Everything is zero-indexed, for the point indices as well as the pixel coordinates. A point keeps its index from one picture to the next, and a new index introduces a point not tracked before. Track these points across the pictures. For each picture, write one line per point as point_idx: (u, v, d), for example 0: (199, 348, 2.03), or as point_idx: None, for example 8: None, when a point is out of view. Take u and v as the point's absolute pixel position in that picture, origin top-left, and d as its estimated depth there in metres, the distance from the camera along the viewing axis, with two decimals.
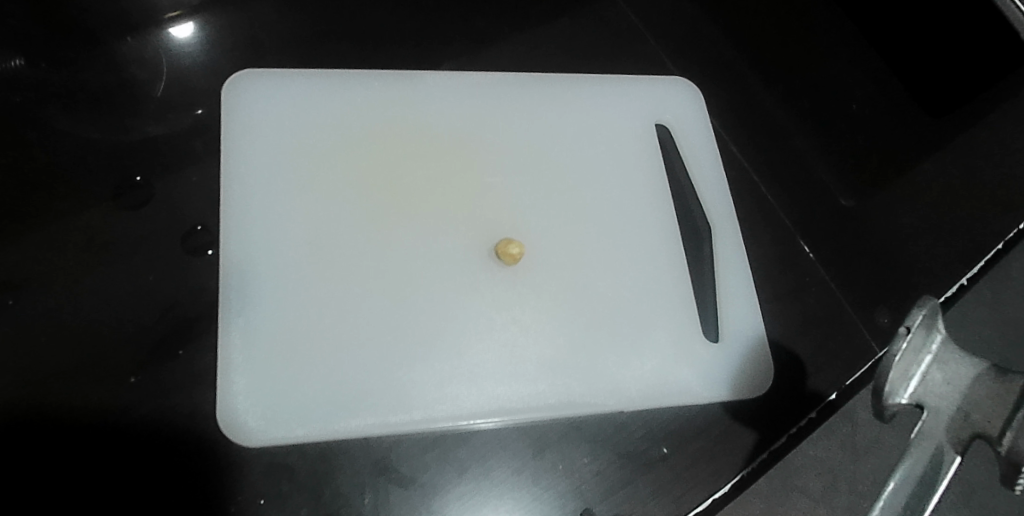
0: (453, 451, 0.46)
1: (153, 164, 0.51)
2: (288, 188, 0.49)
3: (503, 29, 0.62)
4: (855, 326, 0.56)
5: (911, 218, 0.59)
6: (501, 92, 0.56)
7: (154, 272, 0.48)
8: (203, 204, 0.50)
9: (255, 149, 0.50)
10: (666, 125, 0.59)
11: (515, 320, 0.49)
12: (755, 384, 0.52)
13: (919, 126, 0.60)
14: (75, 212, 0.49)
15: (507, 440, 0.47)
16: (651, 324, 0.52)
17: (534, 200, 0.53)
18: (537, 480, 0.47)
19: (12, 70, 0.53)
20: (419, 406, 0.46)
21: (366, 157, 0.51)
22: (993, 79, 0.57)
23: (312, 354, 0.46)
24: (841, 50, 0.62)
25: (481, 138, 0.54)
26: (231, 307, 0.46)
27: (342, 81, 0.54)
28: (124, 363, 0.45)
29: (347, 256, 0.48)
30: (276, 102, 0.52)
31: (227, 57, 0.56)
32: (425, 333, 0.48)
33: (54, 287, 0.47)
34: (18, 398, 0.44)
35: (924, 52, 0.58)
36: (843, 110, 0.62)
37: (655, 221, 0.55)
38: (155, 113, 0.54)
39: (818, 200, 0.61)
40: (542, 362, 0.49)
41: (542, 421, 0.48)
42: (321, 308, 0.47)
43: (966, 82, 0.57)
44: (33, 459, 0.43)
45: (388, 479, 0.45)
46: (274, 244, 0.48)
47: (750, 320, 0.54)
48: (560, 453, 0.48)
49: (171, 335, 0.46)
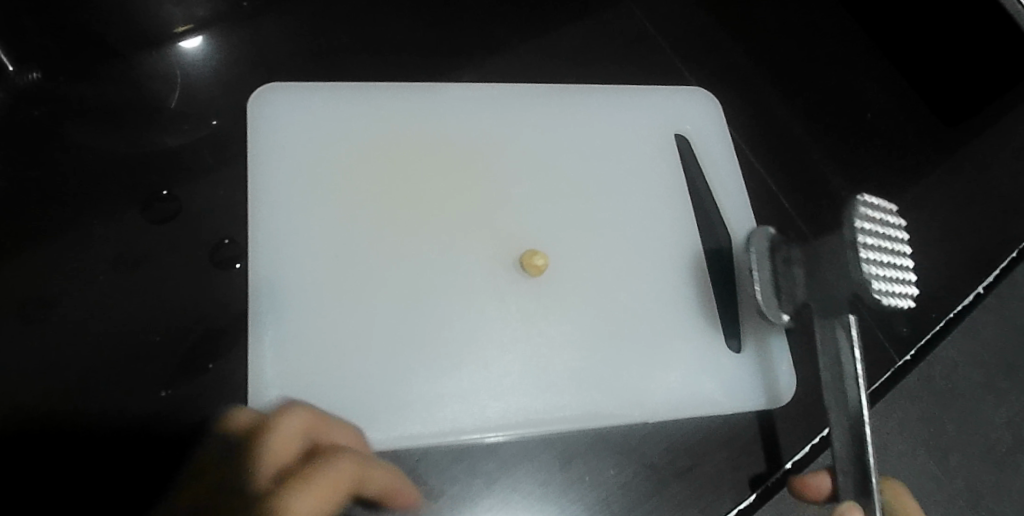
0: (481, 462, 0.46)
1: (176, 177, 0.52)
2: (314, 201, 0.50)
3: (520, 38, 0.62)
4: (875, 334, 0.57)
5: (929, 226, 0.60)
6: (522, 103, 0.56)
7: (181, 285, 0.48)
8: (228, 217, 0.50)
9: (280, 163, 0.50)
10: (684, 135, 0.59)
11: (540, 331, 0.50)
12: (780, 393, 0.52)
13: (934, 136, 0.62)
14: (101, 226, 0.49)
15: (533, 451, 0.47)
16: (676, 334, 0.52)
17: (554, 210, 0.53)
18: (564, 493, 0.46)
19: (31, 83, 0.54)
20: (445, 418, 0.46)
21: (389, 170, 0.52)
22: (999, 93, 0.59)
23: (342, 365, 0.46)
24: (857, 64, 0.64)
25: (503, 149, 0.54)
26: (261, 319, 0.46)
27: (364, 93, 0.54)
28: (151, 376, 0.45)
29: (373, 268, 0.49)
30: (300, 115, 0.52)
31: (246, 69, 0.56)
32: (449, 344, 0.48)
33: (81, 300, 0.47)
34: (50, 411, 0.44)
35: (931, 60, 0.61)
36: (859, 119, 0.64)
37: (676, 231, 0.55)
38: (174, 125, 0.54)
39: (834, 206, 0.61)
40: (567, 372, 0.49)
41: (565, 431, 0.48)
42: (347, 320, 0.47)
43: (971, 91, 0.60)
44: (60, 472, 0.42)
45: (416, 492, 0.44)
46: (302, 258, 0.48)
47: (773, 333, 0.54)
48: (587, 464, 0.47)
49: (198, 349, 0.46)
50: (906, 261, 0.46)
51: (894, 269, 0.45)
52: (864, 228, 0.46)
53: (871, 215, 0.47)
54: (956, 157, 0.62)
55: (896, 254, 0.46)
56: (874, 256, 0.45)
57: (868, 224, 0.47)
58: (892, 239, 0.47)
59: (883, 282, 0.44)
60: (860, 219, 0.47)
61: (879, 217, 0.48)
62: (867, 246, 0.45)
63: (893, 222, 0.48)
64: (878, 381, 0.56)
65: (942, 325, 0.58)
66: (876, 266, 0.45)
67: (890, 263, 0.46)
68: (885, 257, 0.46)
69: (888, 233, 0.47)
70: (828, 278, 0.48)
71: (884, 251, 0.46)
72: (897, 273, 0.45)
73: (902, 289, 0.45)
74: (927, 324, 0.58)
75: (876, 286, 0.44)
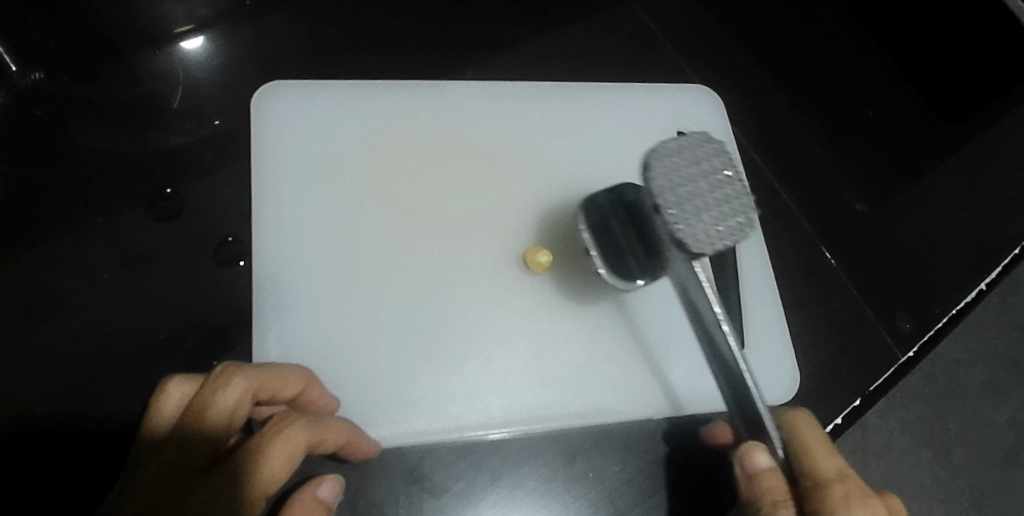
0: (485, 459, 0.46)
1: (180, 175, 0.52)
2: (318, 199, 0.50)
3: (522, 36, 0.62)
4: (878, 330, 0.57)
5: (927, 225, 0.61)
6: (525, 101, 0.56)
7: (185, 282, 0.48)
8: (233, 215, 0.51)
9: (284, 161, 0.50)
10: (687, 133, 0.59)
11: (544, 328, 0.50)
12: (784, 391, 0.53)
13: (933, 131, 0.60)
14: (104, 223, 0.50)
15: (535, 448, 0.47)
16: (678, 332, 0.52)
17: (558, 208, 0.53)
18: (566, 489, 0.47)
19: (34, 83, 0.55)
20: (450, 415, 0.46)
21: (394, 168, 0.52)
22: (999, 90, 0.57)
23: (348, 363, 0.46)
24: (858, 61, 0.63)
25: (507, 146, 0.54)
26: (266, 318, 0.46)
27: (365, 91, 0.54)
28: (156, 373, 0.46)
29: (378, 265, 0.49)
30: (303, 114, 0.52)
31: (249, 68, 0.57)
32: (453, 341, 0.48)
33: (85, 298, 0.47)
34: (57, 408, 0.44)
35: (931, 56, 0.59)
36: (860, 117, 0.63)
37: None
38: (177, 125, 0.54)
39: (835, 205, 0.62)
40: (572, 369, 0.49)
41: (569, 429, 0.48)
42: (352, 318, 0.47)
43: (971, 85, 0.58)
44: (69, 468, 0.43)
45: (420, 488, 0.45)
46: (306, 256, 0.48)
47: (775, 329, 0.55)
48: (591, 461, 0.48)
49: (203, 346, 0.46)
50: (713, 195, 0.43)
51: (714, 209, 0.43)
52: (663, 185, 0.43)
53: (672, 158, 0.44)
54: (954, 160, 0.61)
55: (703, 194, 0.43)
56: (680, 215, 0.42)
57: (665, 179, 0.43)
58: (691, 181, 0.43)
59: (703, 239, 0.42)
60: (654, 176, 0.43)
61: (682, 156, 0.44)
62: (674, 205, 0.42)
63: (699, 158, 0.45)
64: (882, 379, 0.56)
65: (943, 322, 0.59)
66: (685, 222, 0.42)
67: (694, 213, 0.42)
68: (697, 202, 0.43)
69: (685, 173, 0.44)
70: (658, 241, 0.45)
71: (686, 194, 0.43)
72: (710, 219, 0.42)
73: (731, 232, 0.42)
74: (928, 322, 0.58)
75: (696, 247, 0.42)
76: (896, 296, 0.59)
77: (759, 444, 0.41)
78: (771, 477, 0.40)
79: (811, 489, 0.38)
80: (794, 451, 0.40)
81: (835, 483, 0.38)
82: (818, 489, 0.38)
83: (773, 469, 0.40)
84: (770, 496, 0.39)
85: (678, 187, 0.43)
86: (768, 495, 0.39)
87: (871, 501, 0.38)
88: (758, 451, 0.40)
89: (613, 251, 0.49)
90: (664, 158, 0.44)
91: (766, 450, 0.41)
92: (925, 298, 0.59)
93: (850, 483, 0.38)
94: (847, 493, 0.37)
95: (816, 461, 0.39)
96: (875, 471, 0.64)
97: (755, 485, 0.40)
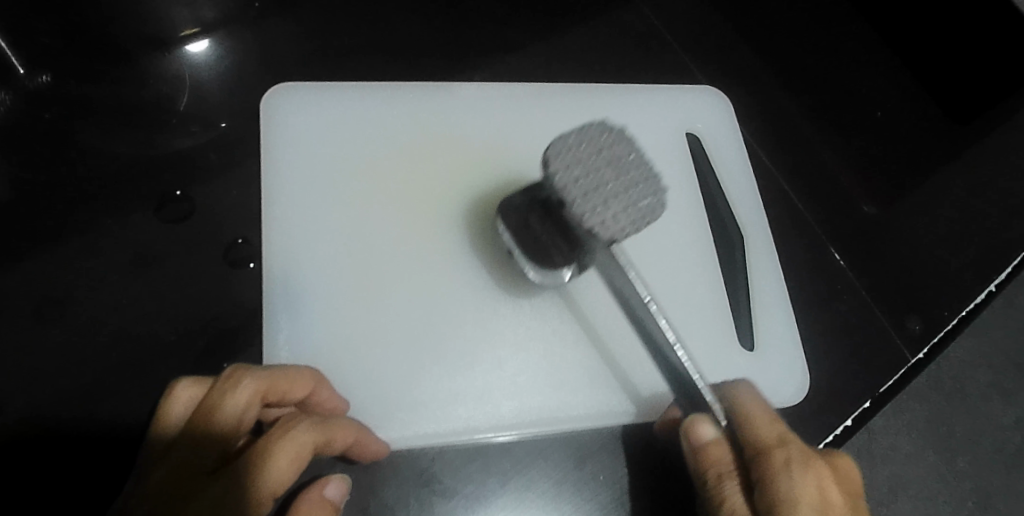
0: (495, 463, 0.46)
1: (188, 177, 0.52)
2: (327, 200, 0.50)
3: (529, 38, 0.62)
4: (888, 332, 0.57)
5: (933, 227, 0.61)
6: (535, 102, 0.56)
7: (193, 285, 0.48)
8: (243, 217, 0.51)
9: (294, 163, 0.50)
10: (695, 134, 0.60)
11: (554, 330, 0.50)
12: (791, 394, 0.53)
13: (942, 131, 0.62)
14: (113, 226, 0.50)
15: (545, 450, 0.47)
16: (686, 336, 0.52)
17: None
18: (578, 491, 0.47)
19: (41, 86, 0.55)
20: (460, 417, 0.46)
21: (402, 170, 0.52)
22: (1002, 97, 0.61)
23: (358, 364, 0.46)
24: (866, 57, 0.65)
25: (515, 148, 0.54)
26: (275, 319, 0.46)
27: (374, 92, 0.53)
28: (166, 376, 0.45)
29: (385, 267, 0.49)
30: (313, 115, 0.52)
31: (255, 70, 0.56)
32: (463, 343, 0.48)
33: (92, 301, 0.47)
34: (67, 411, 0.44)
35: (937, 55, 0.62)
36: (870, 117, 0.64)
37: (688, 230, 0.55)
38: (185, 127, 0.54)
39: (842, 206, 0.62)
40: (582, 369, 0.49)
41: (580, 431, 0.48)
42: (362, 319, 0.47)
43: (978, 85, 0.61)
44: (80, 471, 0.43)
45: (431, 490, 0.45)
46: (315, 256, 0.48)
47: (785, 330, 0.54)
48: (602, 463, 0.48)
49: (212, 348, 0.46)
50: (622, 179, 0.42)
51: (628, 192, 0.42)
52: (564, 176, 0.41)
53: (574, 147, 0.42)
54: (960, 160, 0.62)
55: (602, 181, 0.41)
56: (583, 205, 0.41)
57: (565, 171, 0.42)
58: (590, 168, 0.42)
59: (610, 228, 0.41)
60: (555, 167, 0.42)
61: (584, 143, 0.43)
62: (579, 194, 0.41)
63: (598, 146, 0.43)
64: (892, 380, 0.55)
65: (955, 322, 0.58)
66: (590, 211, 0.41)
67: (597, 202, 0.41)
68: (604, 189, 0.41)
69: (584, 160, 0.42)
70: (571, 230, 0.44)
71: (589, 181, 0.41)
72: (622, 204, 0.41)
73: (640, 216, 0.41)
74: (938, 323, 0.58)
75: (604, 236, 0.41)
76: (906, 297, 0.58)
77: (703, 417, 0.41)
78: (717, 449, 0.40)
79: (754, 460, 0.38)
80: (738, 422, 0.40)
81: (778, 448, 0.38)
82: (760, 459, 0.38)
83: (716, 440, 0.40)
84: (718, 470, 0.40)
85: (580, 175, 0.42)
86: (714, 468, 0.40)
87: (815, 462, 0.37)
88: (702, 424, 0.41)
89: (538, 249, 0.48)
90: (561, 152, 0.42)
91: (712, 422, 0.41)
92: (934, 300, 0.59)
93: (792, 447, 0.38)
94: (788, 459, 0.37)
95: (759, 430, 0.39)
96: (884, 470, 0.67)
97: (701, 459, 0.41)
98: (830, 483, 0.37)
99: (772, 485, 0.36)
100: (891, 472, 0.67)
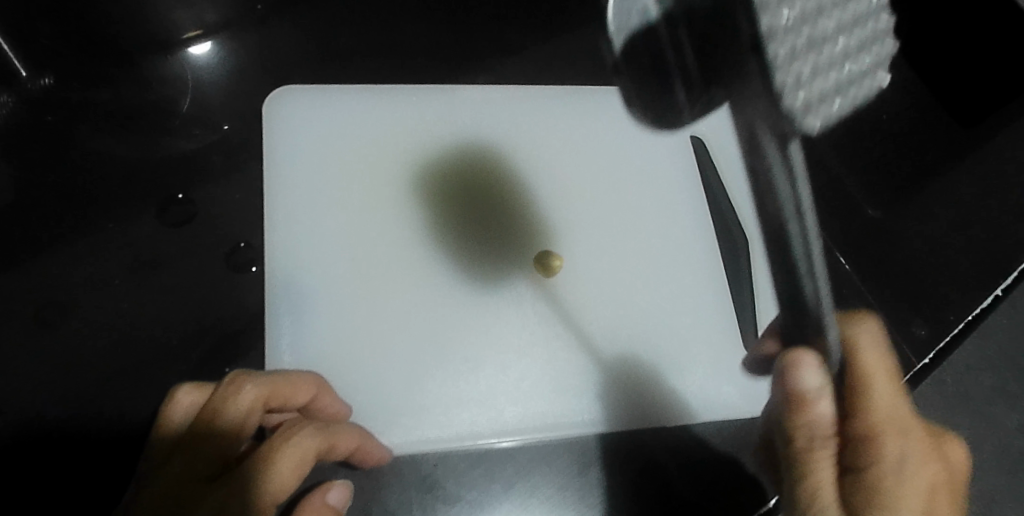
0: (498, 467, 0.45)
1: (190, 180, 0.51)
2: (330, 201, 0.50)
3: (532, 41, 0.62)
4: (895, 336, 0.56)
5: (938, 231, 0.60)
6: (538, 106, 0.56)
7: (195, 288, 0.48)
8: (245, 220, 0.50)
9: (297, 164, 0.50)
10: (699, 136, 0.58)
11: (558, 334, 0.49)
12: None
13: (950, 134, 0.62)
14: (115, 229, 0.49)
15: (550, 456, 0.46)
16: (691, 339, 0.51)
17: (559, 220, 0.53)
18: (582, 497, 0.45)
19: (44, 88, 0.55)
20: (464, 421, 0.46)
21: (405, 171, 0.52)
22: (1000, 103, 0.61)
23: (361, 368, 0.46)
24: None
25: (519, 152, 0.54)
26: (277, 321, 0.46)
27: (378, 95, 0.54)
28: (167, 381, 0.45)
29: (389, 269, 0.48)
30: (317, 118, 0.52)
31: (258, 73, 0.56)
32: (467, 346, 0.48)
33: (94, 305, 0.47)
34: (67, 416, 0.44)
35: (943, 58, 0.61)
36: (875, 120, 0.63)
37: (690, 232, 0.55)
38: (187, 130, 0.54)
39: (849, 210, 0.61)
40: (586, 373, 0.49)
41: (586, 435, 0.47)
42: (365, 322, 0.47)
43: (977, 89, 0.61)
44: (81, 477, 0.42)
45: (434, 496, 0.44)
46: (318, 258, 0.48)
47: None
48: (609, 471, 0.46)
49: (215, 352, 0.46)
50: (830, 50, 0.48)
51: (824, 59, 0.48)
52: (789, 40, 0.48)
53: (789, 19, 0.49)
54: (964, 165, 0.61)
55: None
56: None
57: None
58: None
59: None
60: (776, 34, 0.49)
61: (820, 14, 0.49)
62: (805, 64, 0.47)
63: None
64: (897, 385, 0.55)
65: (959, 329, 0.58)
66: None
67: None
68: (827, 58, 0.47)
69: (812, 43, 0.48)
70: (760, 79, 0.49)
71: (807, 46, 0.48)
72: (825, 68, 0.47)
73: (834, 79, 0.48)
74: (945, 327, 0.57)
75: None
76: (911, 301, 0.58)
77: (811, 357, 0.40)
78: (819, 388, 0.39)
79: (862, 438, 0.38)
80: (851, 384, 0.39)
81: (890, 438, 0.37)
82: (870, 440, 0.37)
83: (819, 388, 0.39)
84: (811, 401, 0.39)
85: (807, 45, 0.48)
86: (806, 403, 0.39)
87: (923, 456, 0.37)
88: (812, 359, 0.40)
89: (647, 95, 0.59)
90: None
91: (821, 365, 0.40)
92: (941, 304, 0.58)
93: (905, 440, 0.37)
94: (899, 452, 0.37)
95: (874, 409, 0.38)
96: None
97: (798, 392, 0.39)
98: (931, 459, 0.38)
99: (880, 473, 0.36)
100: None
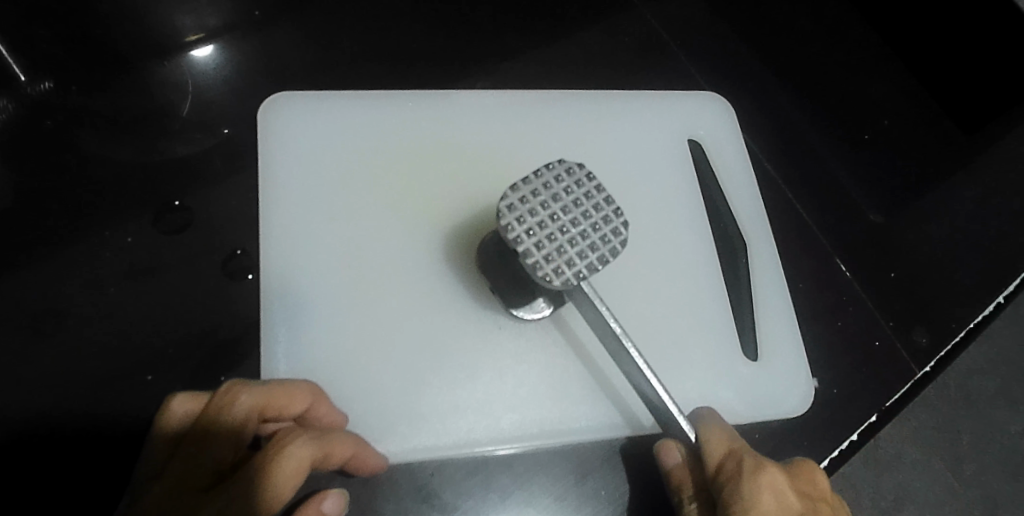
0: (496, 476, 0.46)
1: (188, 186, 0.51)
2: (326, 208, 0.49)
3: (530, 45, 0.62)
4: (894, 343, 0.56)
5: (939, 236, 0.60)
6: (535, 109, 0.56)
7: (192, 295, 0.48)
8: (243, 226, 0.50)
9: (292, 171, 0.50)
10: (697, 140, 0.59)
11: (555, 340, 0.49)
12: (794, 406, 0.52)
13: (949, 143, 0.62)
14: (112, 236, 0.49)
15: (548, 464, 0.47)
16: (689, 346, 0.51)
17: None
18: (580, 505, 0.46)
19: (44, 93, 0.54)
20: (461, 429, 0.46)
21: (402, 177, 0.51)
22: (996, 114, 0.62)
23: (356, 375, 0.46)
24: (874, 63, 0.65)
25: (517, 157, 0.54)
26: (273, 329, 0.46)
27: (373, 100, 0.53)
28: (163, 387, 0.45)
29: (385, 275, 0.48)
30: (313, 124, 0.52)
31: (257, 77, 0.56)
32: (463, 354, 0.47)
33: (90, 311, 0.47)
34: (61, 423, 0.44)
35: (942, 64, 0.63)
36: (875, 126, 0.64)
37: (689, 237, 0.54)
38: (186, 134, 0.54)
39: (851, 216, 0.61)
40: (584, 382, 0.48)
41: (582, 444, 0.48)
42: (361, 329, 0.47)
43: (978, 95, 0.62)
44: (74, 485, 0.42)
45: (431, 506, 0.44)
46: (313, 265, 0.48)
47: (790, 340, 0.54)
48: (603, 478, 0.47)
49: (212, 359, 0.46)
50: None
51: None
52: None
53: None
54: (961, 174, 0.62)
55: (562, 214, 0.42)
56: (549, 244, 0.41)
57: (519, 215, 0.42)
58: (550, 205, 0.42)
59: (576, 266, 0.41)
60: None
61: None
62: None
63: (564, 183, 0.43)
64: (898, 394, 0.55)
65: (961, 337, 0.57)
66: (546, 258, 0.41)
67: (562, 240, 0.41)
68: None
69: None
70: None
71: None
72: None
73: None
74: (944, 335, 0.57)
75: (562, 281, 0.41)
76: (913, 308, 0.58)
77: (671, 440, 0.45)
78: (685, 471, 0.44)
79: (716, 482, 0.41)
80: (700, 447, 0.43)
81: (725, 465, 0.41)
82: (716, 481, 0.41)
83: (678, 466, 0.44)
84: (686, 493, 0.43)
85: None
86: (683, 489, 0.44)
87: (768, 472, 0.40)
88: (674, 448, 0.44)
89: (647, 99, 0.59)
90: (527, 185, 0.43)
91: (679, 446, 0.44)
92: (942, 311, 0.58)
93: (736, 461, 0.41)
94: (735, 470, 0.40)
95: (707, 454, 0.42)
96: (889, 481, 0.66)
97: (672, 480, 0.44)
98: (784, 487, 0.40)
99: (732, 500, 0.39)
100: (897, 485, 0.66)
